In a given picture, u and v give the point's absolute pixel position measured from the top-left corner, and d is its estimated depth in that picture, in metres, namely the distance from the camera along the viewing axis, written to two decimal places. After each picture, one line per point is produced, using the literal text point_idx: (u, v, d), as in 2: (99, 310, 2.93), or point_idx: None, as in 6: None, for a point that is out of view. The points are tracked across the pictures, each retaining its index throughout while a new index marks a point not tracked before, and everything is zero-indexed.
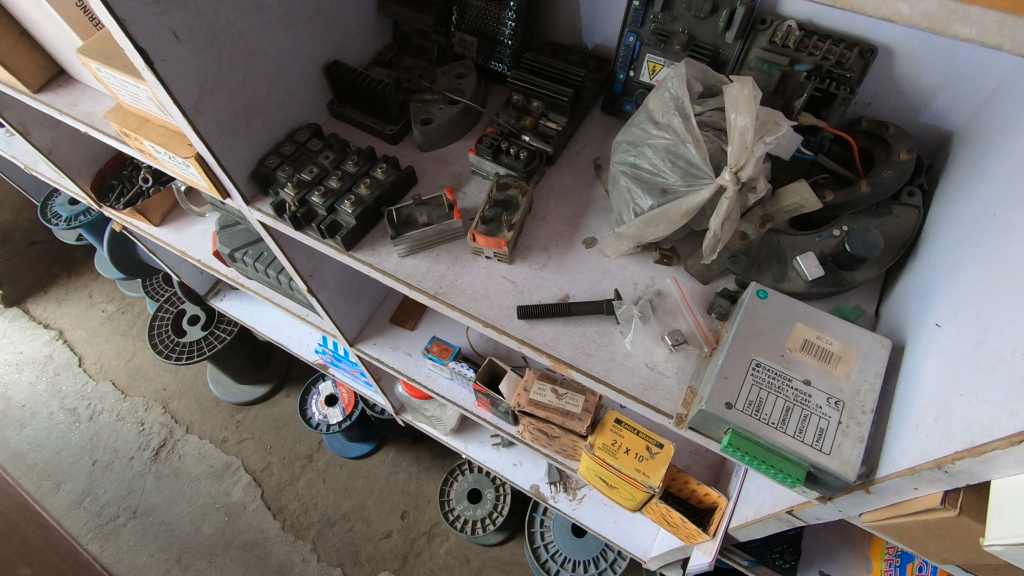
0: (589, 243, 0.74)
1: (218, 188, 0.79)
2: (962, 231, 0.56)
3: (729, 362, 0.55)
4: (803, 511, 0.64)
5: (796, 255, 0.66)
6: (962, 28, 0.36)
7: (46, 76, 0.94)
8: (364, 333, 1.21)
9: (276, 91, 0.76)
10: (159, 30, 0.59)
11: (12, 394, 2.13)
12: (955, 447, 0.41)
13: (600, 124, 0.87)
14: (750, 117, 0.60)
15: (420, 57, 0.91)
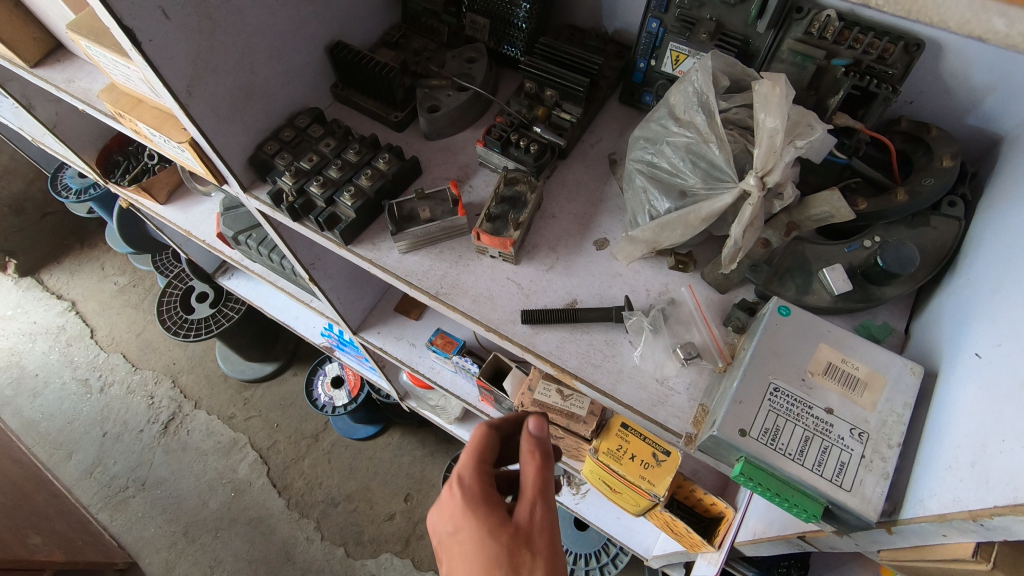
0: (601, 244, 0.70)
1: (215, 174, 0.75)
2: (1008, 249, 0.51)
3: (746, 385, 0.51)
4: (816, 539, 0.61)
5: (822, 266, 0.61)
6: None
7: (43, 50, 0.91)
8: (369, 322, 1.19)
9: (275, 74, 0.72)
10: (147, 8, 0.55)
11: (25, 363, 2.15)
12: (993, 501, 0.38)
13: (617, 115, 0.82)
14: (781, 118, 0.54)
15: (429, 38, 0.86)
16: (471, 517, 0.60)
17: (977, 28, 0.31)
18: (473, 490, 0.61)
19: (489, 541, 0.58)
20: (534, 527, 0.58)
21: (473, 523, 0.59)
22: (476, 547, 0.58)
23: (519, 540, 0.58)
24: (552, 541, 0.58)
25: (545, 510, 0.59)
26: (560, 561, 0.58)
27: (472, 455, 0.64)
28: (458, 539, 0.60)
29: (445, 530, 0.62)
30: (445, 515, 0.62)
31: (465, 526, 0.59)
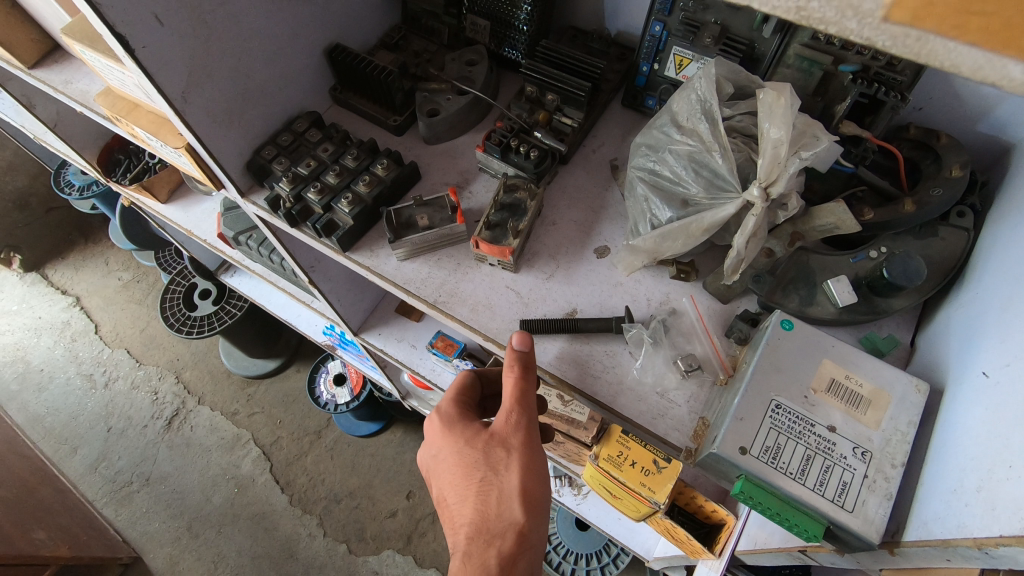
0: (602, 252, 0.69)
1: (212, 180, 0.75)
2: (1017, 263, 0.50)
3: (747, 401, 0.50)
4: (816, 553, 0.60)
5: (826, 278, 0.60)
6: None
7: (40, 51, 0.90)
8: (369, 323, 1.18)
9: (272, 78, 0.71)
10: (139, 14, 0.54)
11: (31, 358, 2.17)
12: (1000, 531, 0.37)
13: (619, 119, 0.80)
14: (786, 128, 0.53)
15: (429, 39, 0.85)
16: (448, 434, 0.64)
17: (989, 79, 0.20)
18: (448, 414, 0.65)
19: (466, 451, 0.62)
20: (507, 431, 0.60)
21: (452, 438, 0.63)
22: (455, 459, 0.62)
23: (493, 443, 0.61)
24: (528, 440, 0.60)
25: (521, 416, 0.60)
26: (538, 457, 0.60)
27: (452, 392, 0.68)
28: (439, 458, 0.63)
29: (428, 456, 0.66)
30: (428, 441, 0.66)
31: (444, 444, 0.63)
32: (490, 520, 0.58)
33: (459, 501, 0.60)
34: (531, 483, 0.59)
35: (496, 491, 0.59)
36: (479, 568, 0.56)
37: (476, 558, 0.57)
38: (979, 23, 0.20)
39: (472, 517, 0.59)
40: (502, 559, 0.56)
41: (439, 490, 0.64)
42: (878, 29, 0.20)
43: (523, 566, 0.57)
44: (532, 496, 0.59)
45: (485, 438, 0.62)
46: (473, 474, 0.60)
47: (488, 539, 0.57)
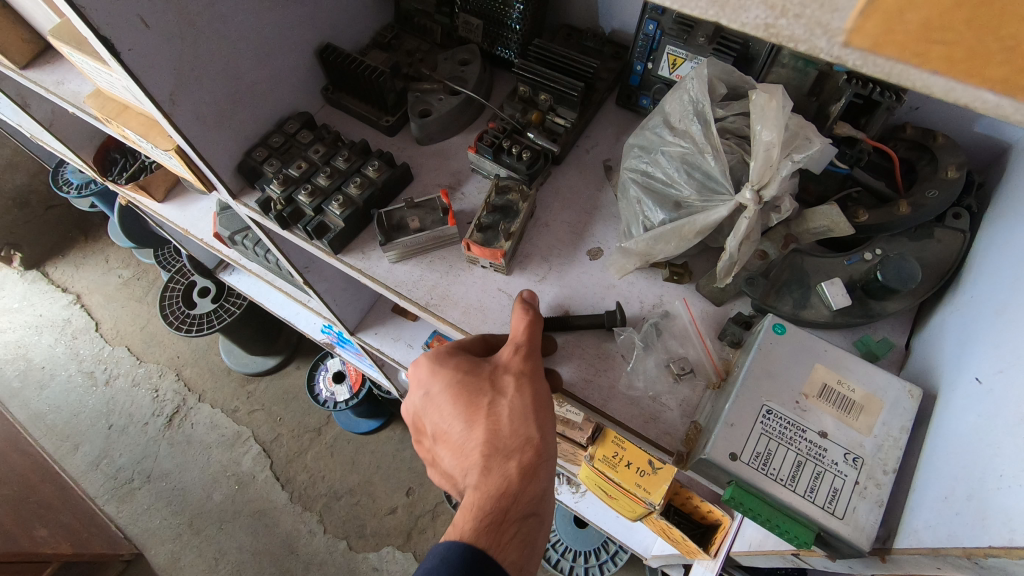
0: (595, 254, 0.69)
1: (203, 181, 0.74)
2: (1013, 267, 0.49)
3: (738, 407, 0.50)
4: (809, 557, 0.60)
5: (820, 280, 0.60)
6: None
7: (32, 51, 0.90)
8: (366, 323, 1.19)
9: (262, 79, 0.71)
10: (126, 17, 0.54)
11: (32, 355, 2.17)
12: (990, 542, 0.37)
13: (613, 119, 0.80)
14: (778, 131, 0.53)
15: (421, 39, 0.85)
16: (444, 369, 0.60)
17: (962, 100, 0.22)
18: (440, 351, 0.62)
19: (469, 380, 0.59)
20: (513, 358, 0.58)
21: (450, 373, 0.60)
22: (458, 387, 0.59)
23: (499, 370, 0.59)
24: (536, 367, 0.58)
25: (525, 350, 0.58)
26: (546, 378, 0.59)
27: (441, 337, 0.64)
28: (438, 391, 0.60)
29: (423, 390, 0.62)
30: (419, 381, 0.63)
31: (442, 377, 0.60)
32: (503, 439, 0.57)
33: (467, 427, 0.59)
34: (543, 404, 0.58)
35: (507, 414, 0.58)
36: (499, 483, 0.57)
37: (495, 473, 0.57)
38: (939, 51, 0.21)
39: (484, 439, 0.58)
40: (521, 471, 0.57)
41: (439, 425, 0.62)
42: (843, 51, 0.22)
43: (540, 477, 0.58)
44: (544, 414, 0.58)
45: (489, 367, 0.59)
46: (481, 400, 0.58)
47: (504, 455, 0.57)
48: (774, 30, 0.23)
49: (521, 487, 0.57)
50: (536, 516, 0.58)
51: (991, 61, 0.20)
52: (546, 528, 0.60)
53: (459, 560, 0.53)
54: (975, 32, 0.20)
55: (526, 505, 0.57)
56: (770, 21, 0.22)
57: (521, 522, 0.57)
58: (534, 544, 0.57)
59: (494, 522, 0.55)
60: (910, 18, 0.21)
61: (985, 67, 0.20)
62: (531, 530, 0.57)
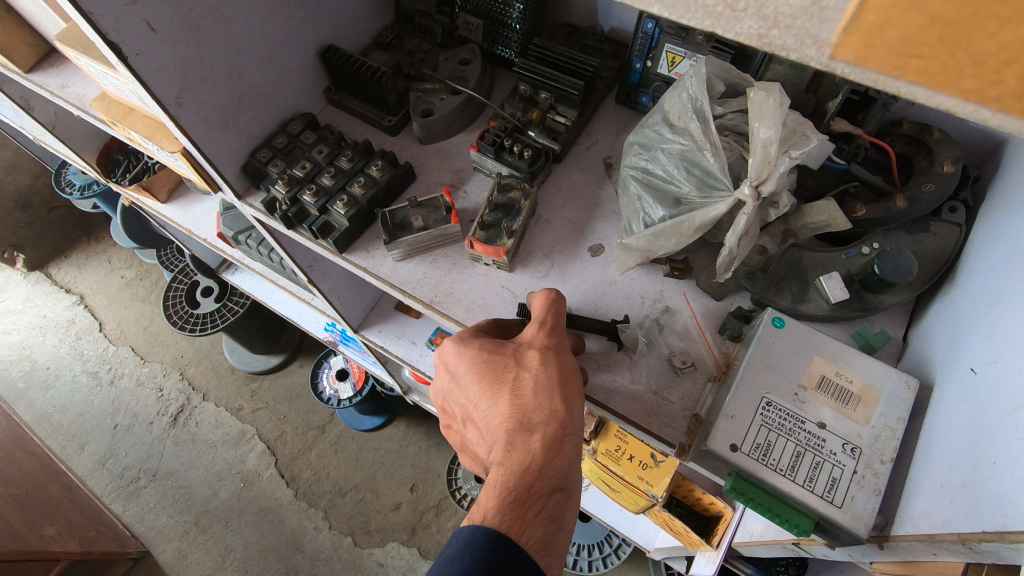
0: (596, 251, 0.70)
1: (208, 182, 0.75)
2: (1008, 260, 0.50)
3: (738, 400, 0.51)
4: (809, 546, 0.61)
5: (818, 274, 0.61)
6: None
7: (37, 55, 0.91)
8: (369, 321, 1.20)
9: (266, 81, 0.72)
10: (133, 23, 0.55)
11: (37, 356, 2.19)
12: (983, 527, 0.38)
13: (613, 116, 0.81)
14: (775, 128, 0.53)
15: (422, 39, 0.86)
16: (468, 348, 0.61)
17: (946, 104, 0.23)
18: (464, 333, 0.62)
19: (495, 358, 0.59)
20: (540, 333, 0.59)
21: (473, 351, 0.60)
22: (484, 365, 0.59)
23: (525, 345, 0.59)
24: (561, 341, 0.59)
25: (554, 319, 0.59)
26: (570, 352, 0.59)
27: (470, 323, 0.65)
28: (463, 372, 0.60)
29: (448, 373, 0.63)
30: (445, 363, 0.63)
31: (466, 357, 0.60)
32: (528, 415, 0.57)
33: (492, 406, 0.59)
34: (571, 377, 0.58)
35: (531, 387, 0.57)
36: (523, 458, 0.56)
37: (519, 448, 0.56)
38: (916, 64, 0.22)
39: (509, 413, 0.58)
40: (547, 446, 0.56)
41: (465, 406, 0.62)
42: (830, 62, 0.23)
43: (565, 452, 0.57)
44: (571, 387, 0.58)
45: (513, 345, 0.60)
46: (507, 377, 0.59)
47: (529, 430, 0.57)
48: (767, 41, 0.24)
49: (547, 463, 0.56)
50: (562, 492, 0.57)
51: (964, 74, 0.21)
52: (573, 508, 0.59)
53: (483, 541, 0.52)
54: (949, 47, 0.21)
55: (551, 481, 0.56)
56: (763, 31, 0.23)
57: (547, 499, 0.55)
58: (560, 522, 0.56)
59: (518, 499, 0.54)
60: (889, 34, 0.22)
61: (958, 79, 0.22)
62: (557, 509, 0.56)
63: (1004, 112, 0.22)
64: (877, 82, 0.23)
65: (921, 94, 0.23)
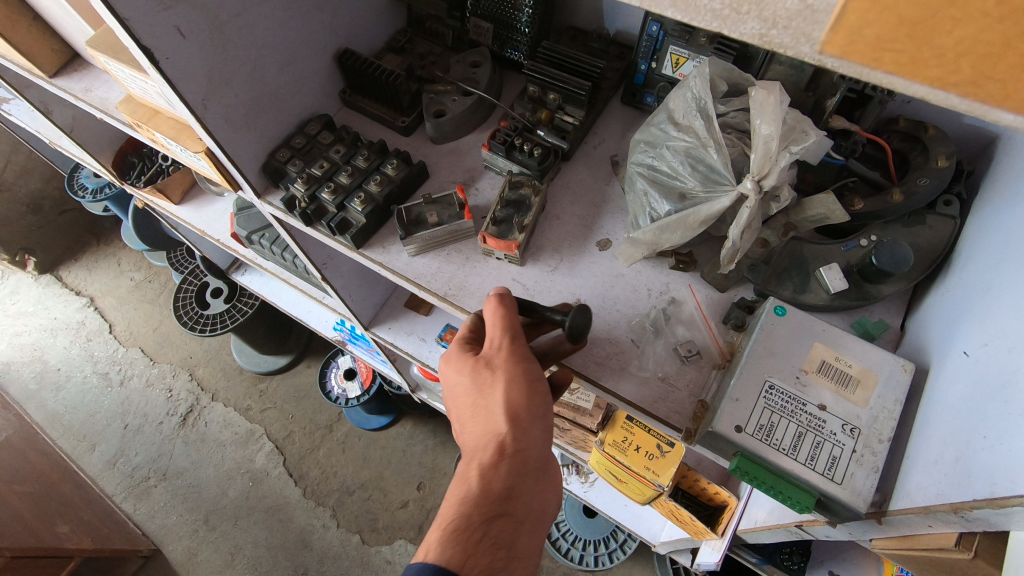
0: (604, 245, 0.72)
1: (230, 181, 0.78)
2: (999, 249, 0.52)
3: (742, 383, 0.53)
4: (811, 527, 0.63)
5: (818, 266, 0.63)
6: (1005, 115, 0.24)
7: (61, 60, 0.94)
8: (379, 318, 1.22)
9: (285, 83, 0.75)
10: (163, 27, 0.57)
11: (48, 357, 2.22)
12: (974, 495, 0.40)
13: (619, 116, 0.83)
14: (776, 125, 0.56)
15: (433, 42, 0.88)
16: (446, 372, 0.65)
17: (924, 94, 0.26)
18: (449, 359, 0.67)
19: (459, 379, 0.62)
20: (492, 349, 0.60)
21: (447, 375, 0.64)
22: (453, 388, 0.63)
23: (481, 364, 0.61)
24: (513, 357, 0.60)
25: (503, 336, 0.60)
26: (523, 369, 0.60)
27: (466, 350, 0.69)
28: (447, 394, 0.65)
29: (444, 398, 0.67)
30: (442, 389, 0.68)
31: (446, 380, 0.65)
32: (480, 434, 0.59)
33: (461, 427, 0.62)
34: (521, 393, 0.59)
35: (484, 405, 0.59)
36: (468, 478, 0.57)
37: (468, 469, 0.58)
38: (890, 57, 0.25)
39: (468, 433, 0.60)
40: (491, 467, 0.57)
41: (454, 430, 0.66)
42: (819, 57, 0.26)
43: (512, 474, 0.57)
44: (521, 404, 0.58)
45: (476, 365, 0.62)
46: (466, 397, 0.61)
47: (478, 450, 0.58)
48: (765, 39, 0.27)
49: (489, 485, 0.56)
50: (509, 517, 0.55)
51: (929, 64, 0.24)
52: (531, 538, 0.56)
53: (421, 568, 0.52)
54: (917, 44, 0.24)
55: (493, 505, 0.55)
56: (764, 31, 0.26)
57: (489, 526, 0.54)
58: (509, 551, 0.54)
59: (458, 527, 0.53)
60: (868, 33, 0.24)
61: (924, 69, 0.25)
62: (504, 536, 0.54)
63: (966, 98, 0.25)
64: (863, 74, 0.26)
65: (901, 85, 0.26)
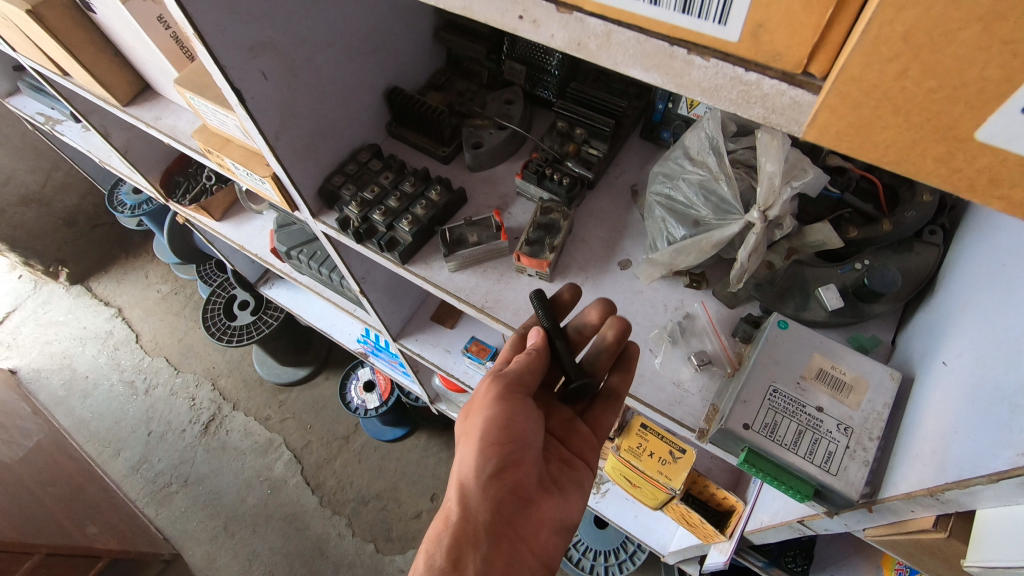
0: (624, 264, 0.81)
1: (289, 202, 0.87)
2: (977, 273, 0.59)
3: (749, 387, 0.61)
4: (812, 521, 0.70)
5: (818, 286, 0.71)
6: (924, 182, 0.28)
7: (134, 91, 1.05)
8: (407, 330, 1.31)
9: (343, 117, 0.85)
10: (252, 72, 0.67)
11: (76, 365, 2.30)
12: (945, 479, 0.47)
13: (638, 149, 0.92)
14: (778, 164, 0.64)
15: (470, 81, 0.98)
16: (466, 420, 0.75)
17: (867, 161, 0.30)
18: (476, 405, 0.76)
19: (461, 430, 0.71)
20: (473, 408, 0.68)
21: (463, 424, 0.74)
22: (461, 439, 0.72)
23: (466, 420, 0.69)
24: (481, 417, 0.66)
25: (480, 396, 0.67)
26: (484, 429, 0.65)
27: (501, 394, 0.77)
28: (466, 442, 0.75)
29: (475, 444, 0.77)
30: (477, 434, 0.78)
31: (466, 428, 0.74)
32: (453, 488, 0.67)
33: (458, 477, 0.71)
34: (473, 453, 0.65)
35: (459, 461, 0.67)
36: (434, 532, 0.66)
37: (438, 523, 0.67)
38: (839, 141, 0.30)
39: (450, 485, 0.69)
40: (444, 532, 0.64)
41: None
42: None
43: (466, 531, 0.64)
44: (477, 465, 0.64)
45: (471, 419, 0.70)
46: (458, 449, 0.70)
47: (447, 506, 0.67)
48: (770, 125, 0.33)
49: (438, 553, 0.63)
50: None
51: (867, 147, 0.29)
52: None
53: None
54: (856, 134, 0.28)
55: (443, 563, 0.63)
56: (766, 117, 0.32)
57: None
58: None
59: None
60: (825, 124, 0.29)
61: (865, 150, 0.29)
62: None
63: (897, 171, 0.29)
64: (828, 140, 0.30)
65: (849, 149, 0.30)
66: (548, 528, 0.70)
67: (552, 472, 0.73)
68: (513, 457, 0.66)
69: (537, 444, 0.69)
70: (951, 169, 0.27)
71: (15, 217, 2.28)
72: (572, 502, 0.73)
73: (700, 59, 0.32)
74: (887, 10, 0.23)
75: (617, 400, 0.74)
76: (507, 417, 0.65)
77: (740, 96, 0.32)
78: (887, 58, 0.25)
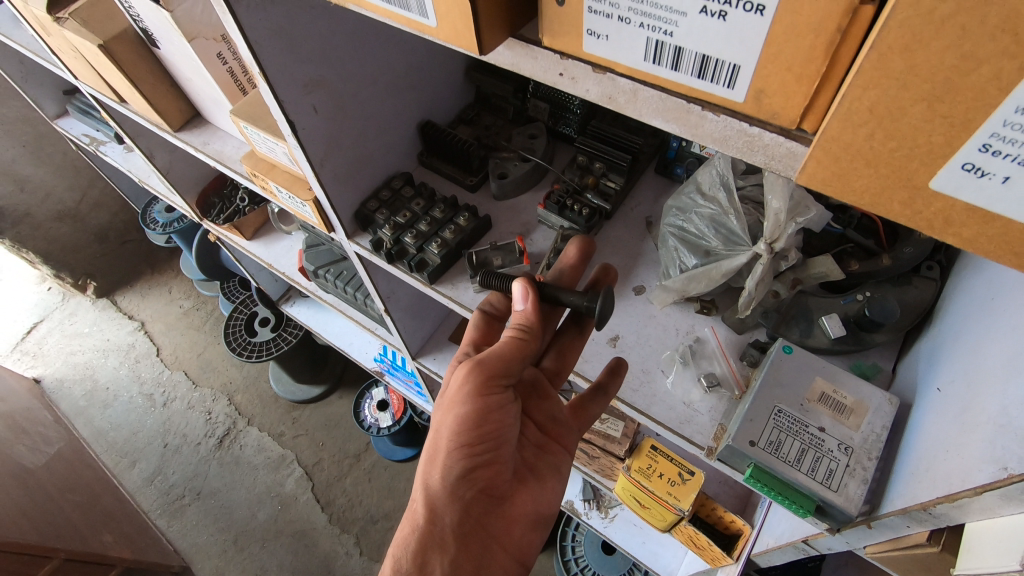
0: (639, 290, 0.86)
1: (326, 225, 0.94)
2: (969, 307, 0.64)
3: (755, 406, 0.66)
4: (816, 541, 0.73)
5: (821, 315, 0.75)
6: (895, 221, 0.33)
7: (184, 118, 1.13)
8: (426, 348, 1.36)
9: (380, 147, 0.92)
10: (306, 107, 0.74)
11: (98, 376, 2.37)
12: (936, 494, 0.50)
13: (653, 183, 0.98)
14: (784, 201, 0.69)
15: (497, 116, 1.06)
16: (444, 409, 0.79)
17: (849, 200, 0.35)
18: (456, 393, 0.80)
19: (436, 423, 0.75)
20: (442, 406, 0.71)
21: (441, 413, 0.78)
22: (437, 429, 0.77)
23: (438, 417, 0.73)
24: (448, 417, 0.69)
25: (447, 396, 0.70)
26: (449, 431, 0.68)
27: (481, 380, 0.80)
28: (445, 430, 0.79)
29: None
30: None
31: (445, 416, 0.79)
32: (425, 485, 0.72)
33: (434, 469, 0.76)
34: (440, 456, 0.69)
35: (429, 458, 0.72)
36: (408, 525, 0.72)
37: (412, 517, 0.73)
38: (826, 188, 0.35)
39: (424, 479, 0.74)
40: (412, 534, 0.70)
41: None
42: None
43: (434, 529, 0.70)
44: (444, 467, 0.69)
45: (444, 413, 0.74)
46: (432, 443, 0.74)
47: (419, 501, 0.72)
48: (772, 171, 0.38)
49: (404, 557, 0.68)
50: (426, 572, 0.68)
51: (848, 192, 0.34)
52: None
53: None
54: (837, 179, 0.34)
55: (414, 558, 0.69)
56: (768, 163, 0.38)
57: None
58: None
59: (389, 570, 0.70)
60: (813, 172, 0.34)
61: (847, 194, 0.34)
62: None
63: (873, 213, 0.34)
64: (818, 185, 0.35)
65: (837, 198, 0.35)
66: (524, 520, 0.76)
67: (529, 460, 0.79)
68: (479, 457, 0.70)
69: (506, 442, 0.72)
70: (914, 212, 0.32)
71: (51, 231, 2.38)
72: (549, 489, 0.79)
73: (712, 114, 0.38)
74: (857, 90, 0.29)
75: (605, 397, 0.77)
76: (477, 417, 0.68)
77: (745, 145, 0.38)
78: (857, 124, 0.30)
